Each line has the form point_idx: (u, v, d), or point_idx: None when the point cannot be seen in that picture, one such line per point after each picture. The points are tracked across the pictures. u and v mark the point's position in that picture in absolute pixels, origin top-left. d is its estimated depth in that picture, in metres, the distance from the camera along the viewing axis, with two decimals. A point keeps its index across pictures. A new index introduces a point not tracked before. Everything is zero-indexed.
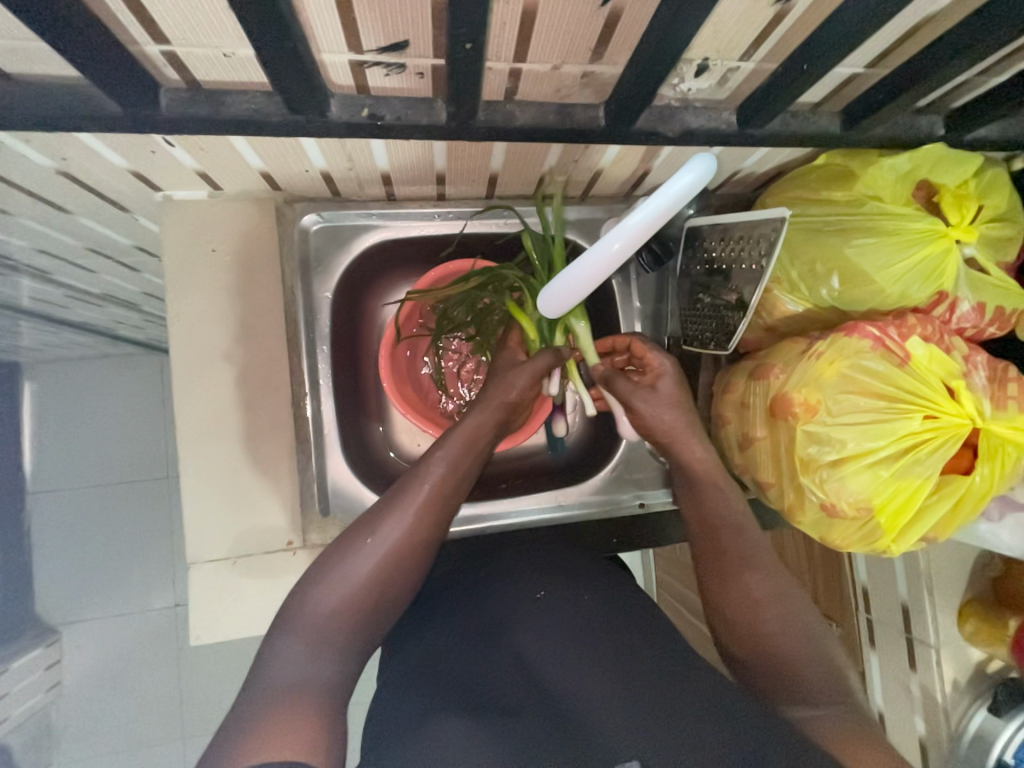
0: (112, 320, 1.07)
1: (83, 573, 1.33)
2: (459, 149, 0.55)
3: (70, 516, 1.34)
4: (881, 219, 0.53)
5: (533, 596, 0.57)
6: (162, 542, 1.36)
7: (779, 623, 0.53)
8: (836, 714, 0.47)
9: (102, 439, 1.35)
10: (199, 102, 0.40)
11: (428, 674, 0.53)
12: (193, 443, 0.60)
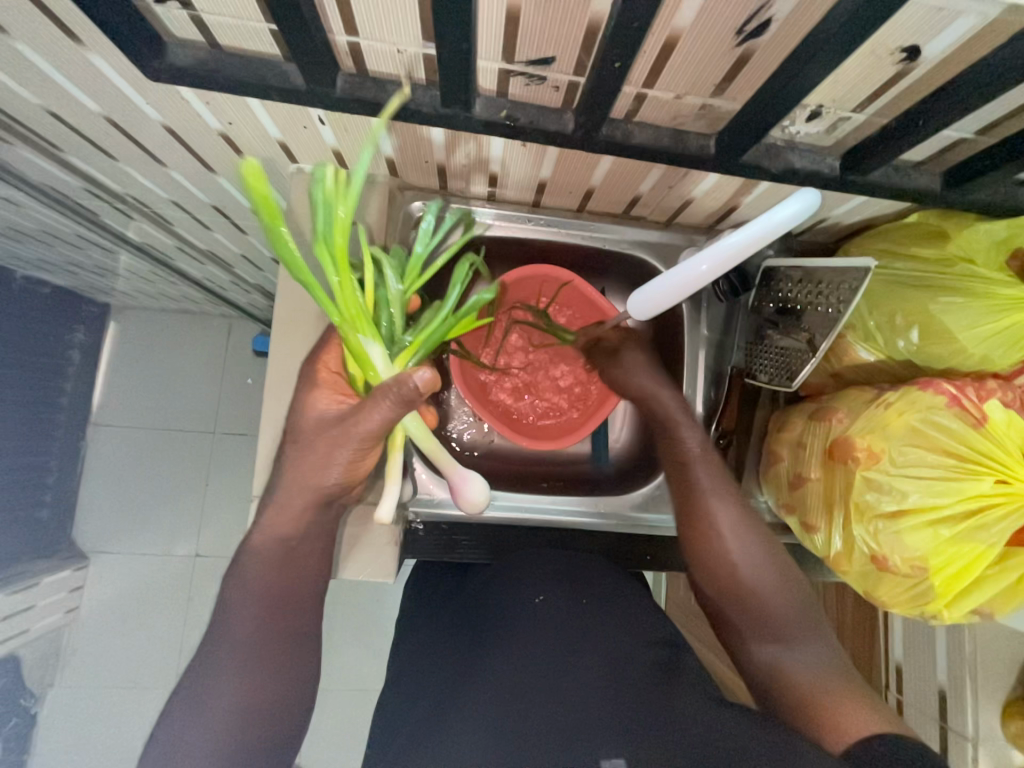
0: (204, 276, 1.16)
1: (120, 507, 1.40)
2: (565, 161, 0.60)
3: (121, 451, 1.42)
4: (971, 281, 0.54)
5: (533, 598, 0.61)
6: (197, 493, 1.42)
7: (751, 573, 0.59)
8: (811, 654, 0.55)
9: (166, 385, 1.44)
10: (364, 87, 0.46)
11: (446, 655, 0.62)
12: (277, 388, 0.65)
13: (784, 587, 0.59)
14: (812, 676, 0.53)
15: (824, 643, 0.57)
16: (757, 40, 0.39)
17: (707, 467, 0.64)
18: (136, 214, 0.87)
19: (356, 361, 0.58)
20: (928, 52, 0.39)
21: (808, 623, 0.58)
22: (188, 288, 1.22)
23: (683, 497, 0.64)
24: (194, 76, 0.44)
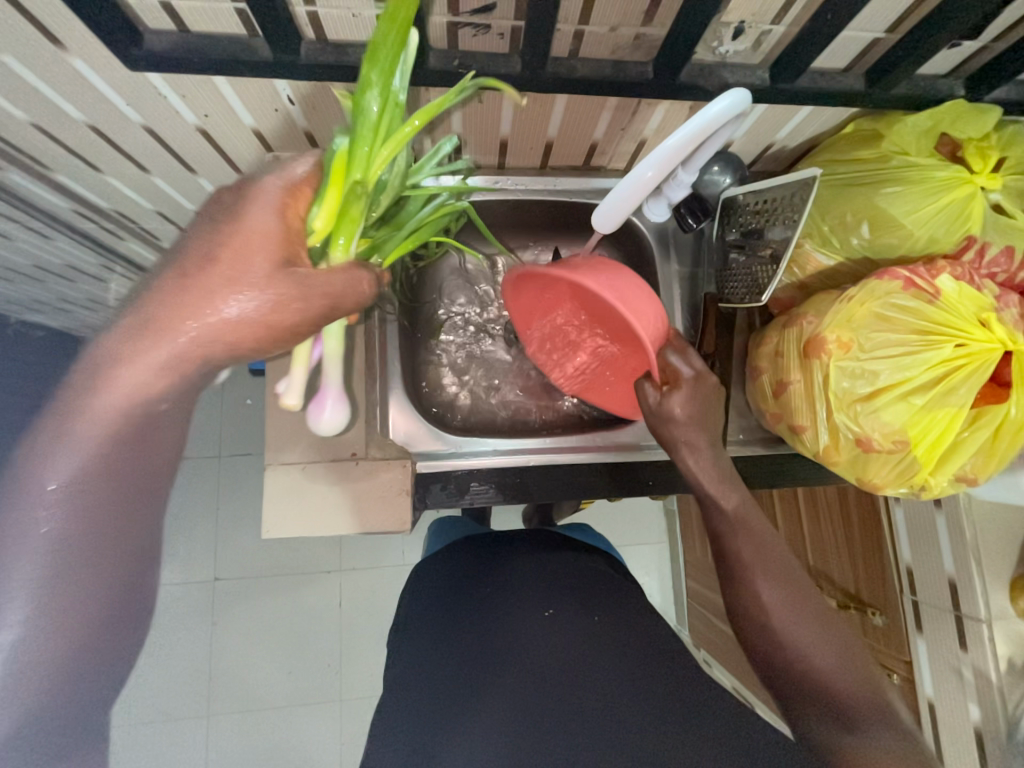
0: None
1: None
2: (522, 114, 0.64)
3: None
4: (907, 169, 0.58)
5: (543, 612, 0.69)
6: (207, 519, 1.33)
7: (807, 648, 0.55)
8: (892, 744, 0.50)
9: None
10: (327, 53, 0.50)
11: (446, 628, 0.71)
12: (279, 359, 0.68)
13: (857, 674, 0.54)
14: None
15: (898, 733, 0.51)
16: None
17: (753, 545, 0.60)
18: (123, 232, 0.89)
19: (323, 218, 0.51)
20: None
21: (881, 710, 0.53)
22: None
23: (719, 551, 0.62)
24: (172, 62, 0.49)
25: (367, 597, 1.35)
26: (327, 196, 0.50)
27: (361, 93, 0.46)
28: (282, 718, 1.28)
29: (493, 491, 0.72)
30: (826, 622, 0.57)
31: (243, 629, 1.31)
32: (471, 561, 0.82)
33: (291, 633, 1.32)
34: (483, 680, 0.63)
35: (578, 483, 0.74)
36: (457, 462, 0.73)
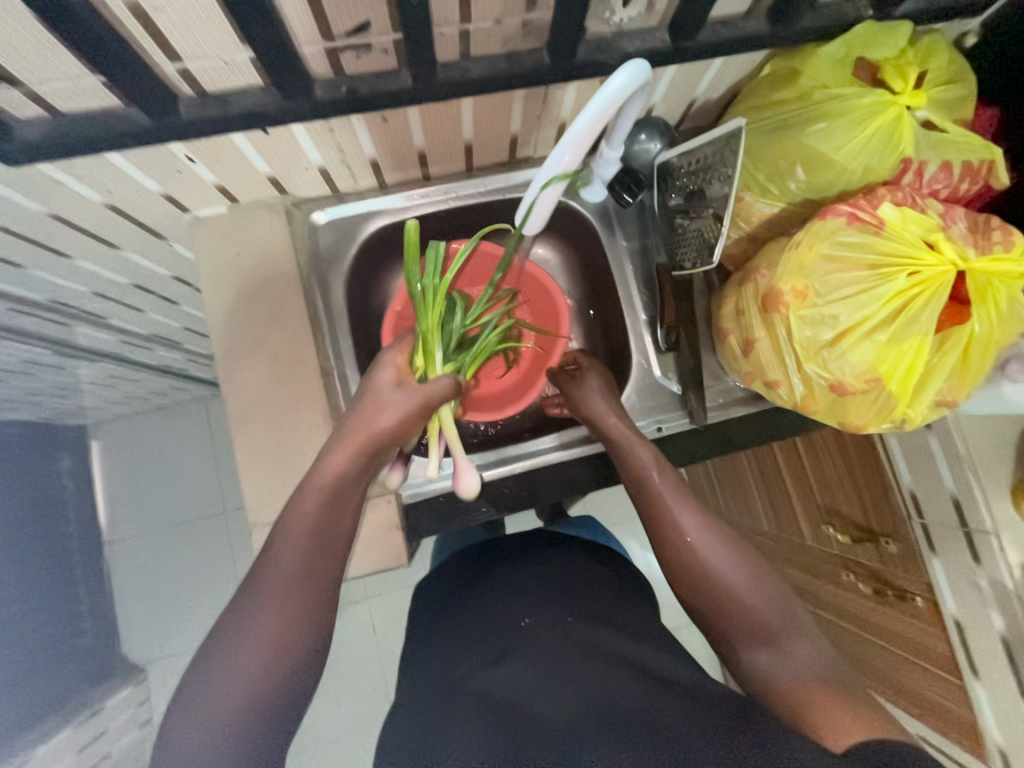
0: (161, 363, 1.14)
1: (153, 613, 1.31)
2: (431, 121, 0.61)
3: (140, 562, 1.33)
4: (830, 103, 0.57)
5: (520, 622, 0.70)
6: (227, 578, 1.33)
7: (725, 575, 0.59)
8: (808, 658, 0.54)
9: (161, 486, 1.36)
10: (209, 106, 0.48)
11: (436, 640, 0.76)
12: (243, 422, 0.66)
13: (775, 599, 0.58)
14: (802, 679, 0.53)
15: (812, 646, 0.55)
16: None
17: (673, 492, 0.64)
18: (70, 322, 0.85)
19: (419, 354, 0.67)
20: None
21: (801, 628, 0.57)
22: (157, 382, 1.21)
23: (636, 492, 0.65)
24: (50, 149, 0.47)
25: (398, 621, 1.35)
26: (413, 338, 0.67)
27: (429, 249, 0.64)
28: (339, 754, 1.29)
29: (483, 504, 0.72)
30: (743, 549, 0.61)
31: None
32: (465, 574, 0.85)
33: (331, 669, 1.32)
34: (458, 708, 0.61)
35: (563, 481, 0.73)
36: (442, 483, 0.72)
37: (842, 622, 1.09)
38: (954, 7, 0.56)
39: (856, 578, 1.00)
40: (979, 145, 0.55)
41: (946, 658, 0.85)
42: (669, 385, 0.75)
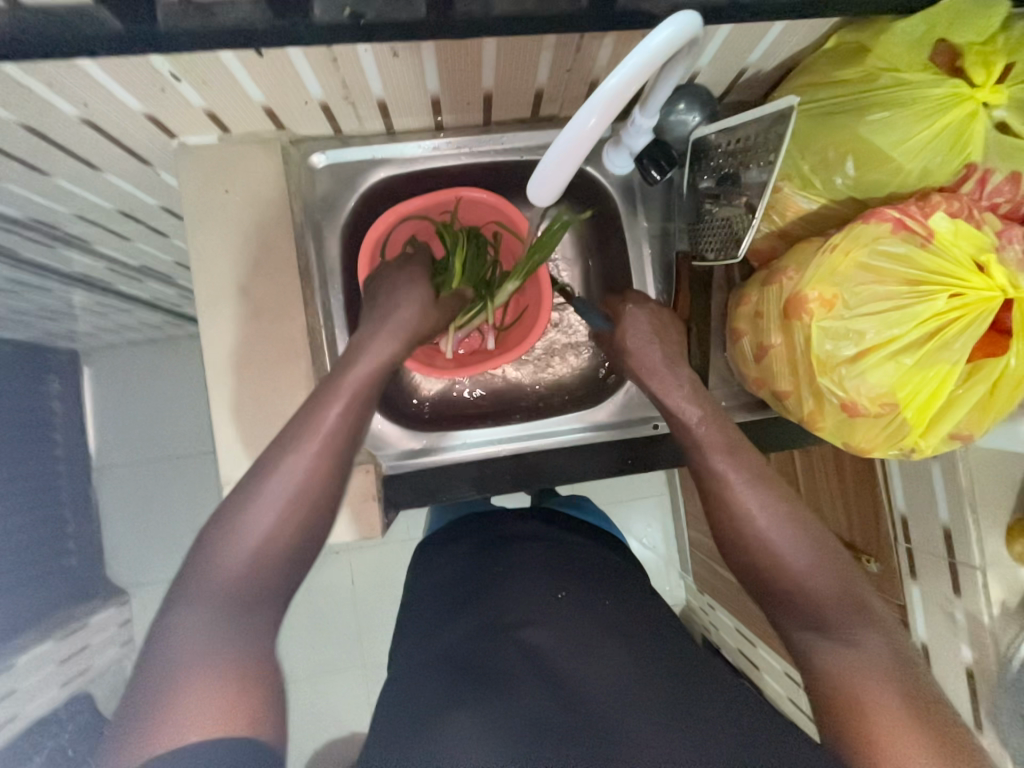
0: (152, 296, 1.09)
1: (135, 542, 1.32)
2: (448, 62, 0.54)
3: (125, 492, 1.33)
4: (898, 92, 0.50)
5: (555, 594, 0.66)
6: (213, 515, 1.33)
7: (793, 557, 0.52)
8: (873, 645, 0.50)
9: (150, 419, 1.34)
10: (190, 16, 0.42)
11: (452, 601, 0.72)
12: (221, 373, 0.63)
13: (837, 580, 0.52)
14: (868, 670, 0.48)
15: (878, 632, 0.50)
16: None
17: (728, 456, 0.56)
18: (55, 244, 0.81)
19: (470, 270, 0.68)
20: None
21: (862, 611, 0.52)
22: (149, 315, 1.16)
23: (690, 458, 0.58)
24: (8, 47, 0.41)
25: (378, 574, 1.36)
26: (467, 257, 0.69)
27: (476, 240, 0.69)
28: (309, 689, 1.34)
29: (464, 483, 0.70)
30: (806, 527, 0.54)
31: None
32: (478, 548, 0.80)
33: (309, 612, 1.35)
34: (499, 660, 0.59)
35: (548, 469, 0.71)
36: (425, 458, 0.69)
37: None
38: None
39: None
40: None
41: None
42: None
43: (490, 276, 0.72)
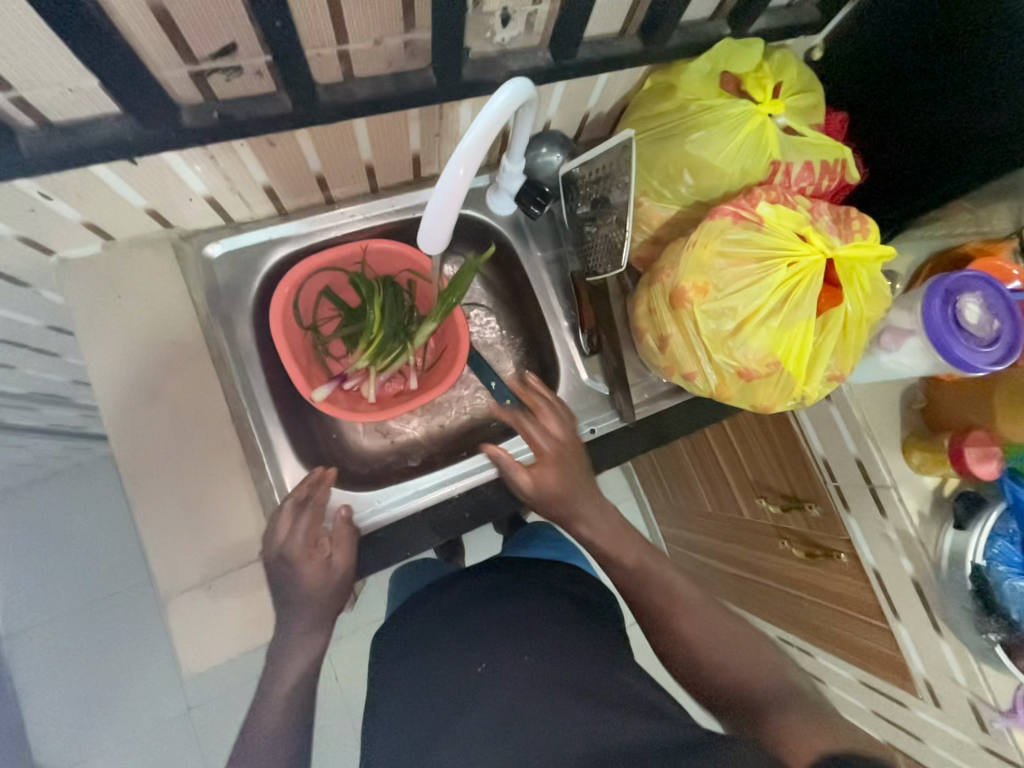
0: (50, 423, 1.00)
1: (64, 710, 1.13)
2: (324, 144, 0.59)
3: (43, 654, 1.15)
4: (704, 114, 0.61)
5: (477, 668, 0.64)
6: (158, 651, 1.18)
7: (718, 660, 0.60)
8: (792, 714, 0.54)
9: (64, 561, 1.19)
10: (54, 141, 0.43)
11: (401, 686, 0.67)
12: (141, 482, 0.60)
13: (748, 660, 0.60)
14: (782, 720, 0.54)
15: (797, 696, 0.57)
16: None
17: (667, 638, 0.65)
18: None
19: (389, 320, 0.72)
20: None
21: (785, 691, 0.57)
22: (49, 445, 1.06)
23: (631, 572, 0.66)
24: None
25: (360, 661, 1.26)
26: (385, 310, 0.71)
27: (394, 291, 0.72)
28: None
29: (425, 532, 0.69)
30: (744, 679, 0.59)
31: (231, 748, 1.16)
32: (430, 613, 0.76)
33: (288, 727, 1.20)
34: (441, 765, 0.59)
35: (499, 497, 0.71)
36: (380, 520, 0.68)
37: (790, 588, 1.17)
38: (796, 27, 0.63)
39: (793, 547, 1.09)
40: (832, 146, 0.61)
41: (872, 605, 0.95)
42: (595, 387, 0.77)
43: (410, 320, 0.75)
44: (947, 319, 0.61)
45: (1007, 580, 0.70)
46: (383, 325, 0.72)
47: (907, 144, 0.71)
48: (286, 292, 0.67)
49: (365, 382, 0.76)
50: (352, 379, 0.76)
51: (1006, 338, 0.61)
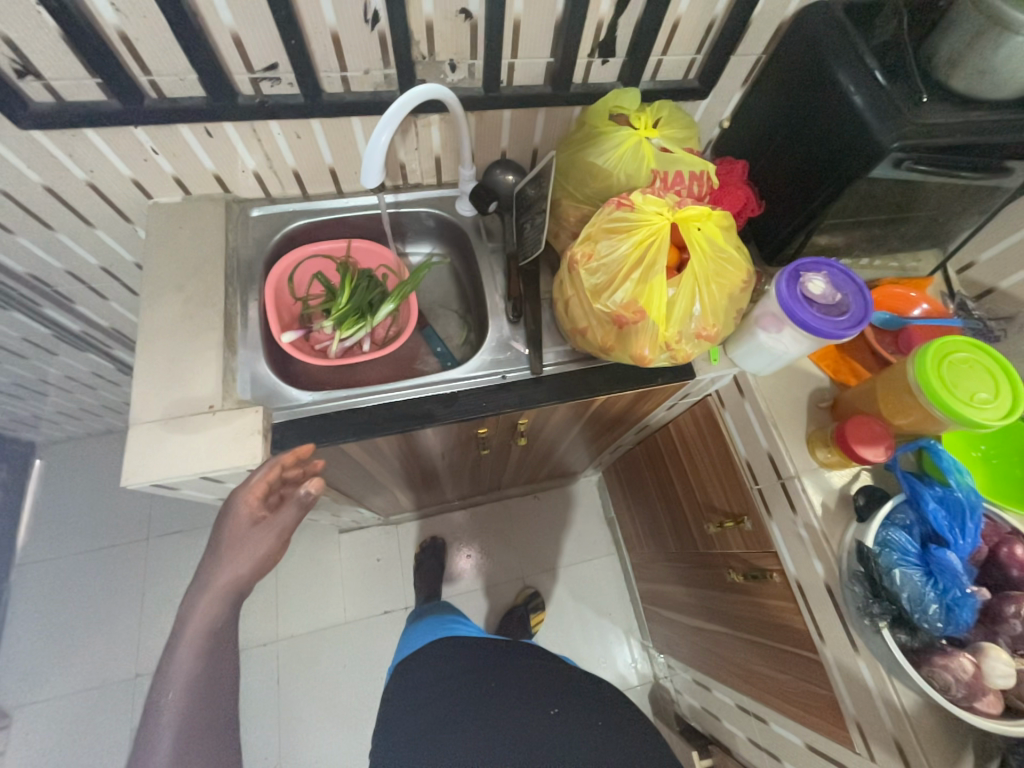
0: (113, 327, 1.29)
1: (66, 632, 1.58)
2: (334, 142, 0.87)
3: (60, 579, 1.64)
4: (599, 135, 0.82)
5: (550, 709, 0.85)
6: (135, 604, 1.63)
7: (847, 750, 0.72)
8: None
9: (100, 504, 1.73)
10: (168, 108, 0.73)
11: (454, 691, 0.89)
12: (147, 340, 0.80)
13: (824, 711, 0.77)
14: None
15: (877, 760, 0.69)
16: (380, 24, 0.70)
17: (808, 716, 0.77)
18: (41, 299, 1.10)
19: (350, 294, 0.93)
20: (474, 8, 0.71)
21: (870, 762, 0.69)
22: (101, 355, 1.37)
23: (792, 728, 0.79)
24: (50, 120, 0.70)
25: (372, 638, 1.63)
26: (351, 289, 0.94)
27: (362, 281, 0.94)
28: (273, 737, 1.52)
29: (346, 427, 0.81)
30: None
31: (264, 669, 1.59)
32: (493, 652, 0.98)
33: (301, 651, 1.62)
34: (463, 728, 0.82)
35: (405, 417, 0.83)
36: (308, 414, 0.81)
37: (738, 629, 1.08)
38: (666, 93, 0.89)
39: (735, 572, 1.04)
40: (699, 162, 0.80)
41: (803, 634, 0.86)
42: (516, 345, 0.91)
43: (376, 302, 0.96)
44: (795, 294, 0.71)
45: (897, 566, 0.68)
46: (351, 295, 0.93)
47: (787, 179, 0.89)
48: (284, 267, 0.93)
49: (329, 342, 0.94)
50: (317, 342, 0.95)
51: (853, 313, 0.70)
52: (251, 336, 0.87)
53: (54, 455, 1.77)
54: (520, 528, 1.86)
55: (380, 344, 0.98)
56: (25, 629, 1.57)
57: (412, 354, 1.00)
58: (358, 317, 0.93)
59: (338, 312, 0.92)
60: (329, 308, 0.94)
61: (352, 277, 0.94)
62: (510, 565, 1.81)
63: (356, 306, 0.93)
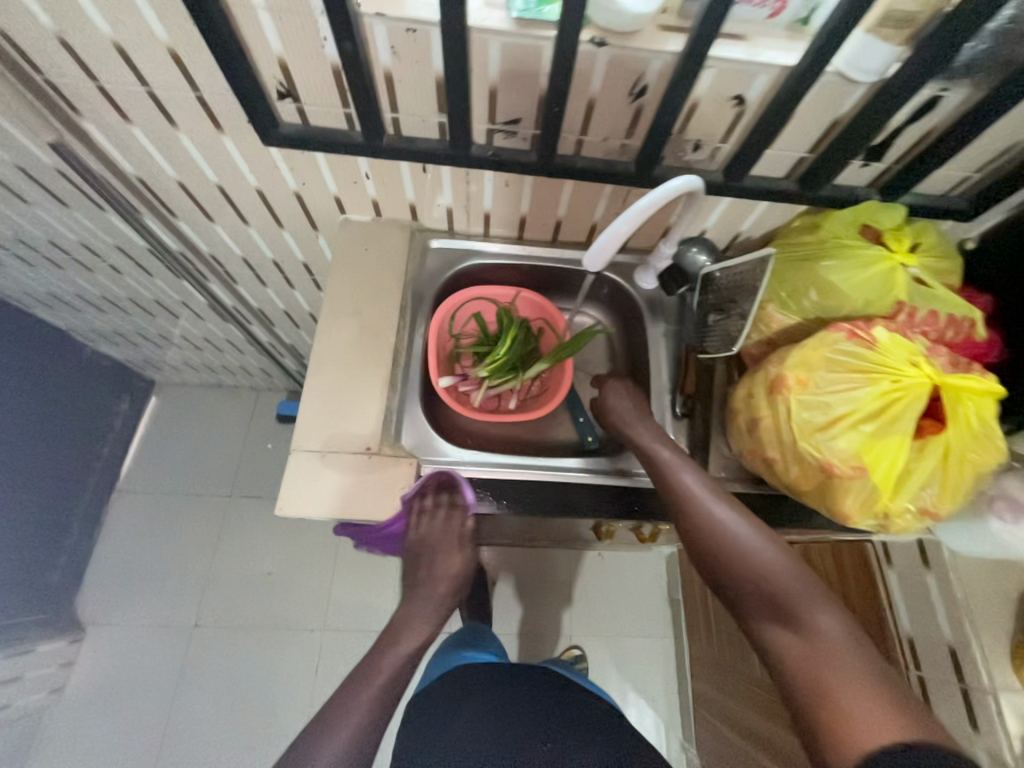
0: (258, 306, 1.33)
1: (144, 564, 1.69)
2: (539, 196, 0.83)
3: (150, 513, 1.75)
4: (841, 248, 0.72)
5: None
6: (207, 555, 1.71)
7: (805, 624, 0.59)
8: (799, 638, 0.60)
9: (197, 452, 1.84)
10: (401, 145, 0.72)
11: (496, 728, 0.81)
12: (319, 361, 0.79)
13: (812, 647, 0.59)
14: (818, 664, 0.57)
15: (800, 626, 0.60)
16: (643, 99, 0.64)
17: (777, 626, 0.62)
18: (210, 275, 1.15)
19: (505, 347, 0.87)
20: (749, 97, 0.64)
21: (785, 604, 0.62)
22: (239, 328, 1.43)
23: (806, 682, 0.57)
24: (292, 141, 0.70)
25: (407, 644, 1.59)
26: (508, 340, 0.88)
27: (519, 334, 0.89)
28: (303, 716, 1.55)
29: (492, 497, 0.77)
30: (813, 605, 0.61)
31: (307, 652, 1.62)
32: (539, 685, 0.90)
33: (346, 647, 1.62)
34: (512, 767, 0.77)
35: (548, 501, 0.77)
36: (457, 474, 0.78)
37: None
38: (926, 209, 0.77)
39: None
40: (963, 305, 0.68)
41: None
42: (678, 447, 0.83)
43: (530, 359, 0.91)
44: None
45: None
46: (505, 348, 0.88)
47: None
48: (451, 305, 0.91)
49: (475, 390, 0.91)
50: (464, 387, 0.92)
51: None
52: (409, 374, 0.85)
53: (168, 397, 1.90)
54: (579, 583, 1.77)
55: (522, 402, 0.94)
56: (111, 551, 1.70)
57: (552, 418, 0.95)
58: (510, 373, 0.89)
59: (490, 363, 0.88)
60: (485, 355, 0.90)
61: (509, 326, 0.88)
62: (561, 618, 1.73)
63: (507, 360, 0.88)
